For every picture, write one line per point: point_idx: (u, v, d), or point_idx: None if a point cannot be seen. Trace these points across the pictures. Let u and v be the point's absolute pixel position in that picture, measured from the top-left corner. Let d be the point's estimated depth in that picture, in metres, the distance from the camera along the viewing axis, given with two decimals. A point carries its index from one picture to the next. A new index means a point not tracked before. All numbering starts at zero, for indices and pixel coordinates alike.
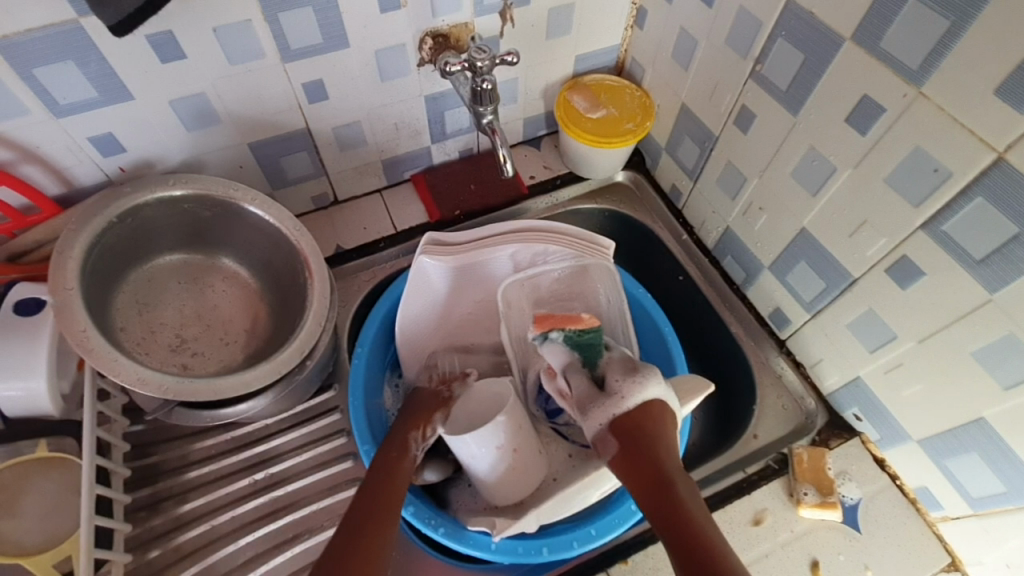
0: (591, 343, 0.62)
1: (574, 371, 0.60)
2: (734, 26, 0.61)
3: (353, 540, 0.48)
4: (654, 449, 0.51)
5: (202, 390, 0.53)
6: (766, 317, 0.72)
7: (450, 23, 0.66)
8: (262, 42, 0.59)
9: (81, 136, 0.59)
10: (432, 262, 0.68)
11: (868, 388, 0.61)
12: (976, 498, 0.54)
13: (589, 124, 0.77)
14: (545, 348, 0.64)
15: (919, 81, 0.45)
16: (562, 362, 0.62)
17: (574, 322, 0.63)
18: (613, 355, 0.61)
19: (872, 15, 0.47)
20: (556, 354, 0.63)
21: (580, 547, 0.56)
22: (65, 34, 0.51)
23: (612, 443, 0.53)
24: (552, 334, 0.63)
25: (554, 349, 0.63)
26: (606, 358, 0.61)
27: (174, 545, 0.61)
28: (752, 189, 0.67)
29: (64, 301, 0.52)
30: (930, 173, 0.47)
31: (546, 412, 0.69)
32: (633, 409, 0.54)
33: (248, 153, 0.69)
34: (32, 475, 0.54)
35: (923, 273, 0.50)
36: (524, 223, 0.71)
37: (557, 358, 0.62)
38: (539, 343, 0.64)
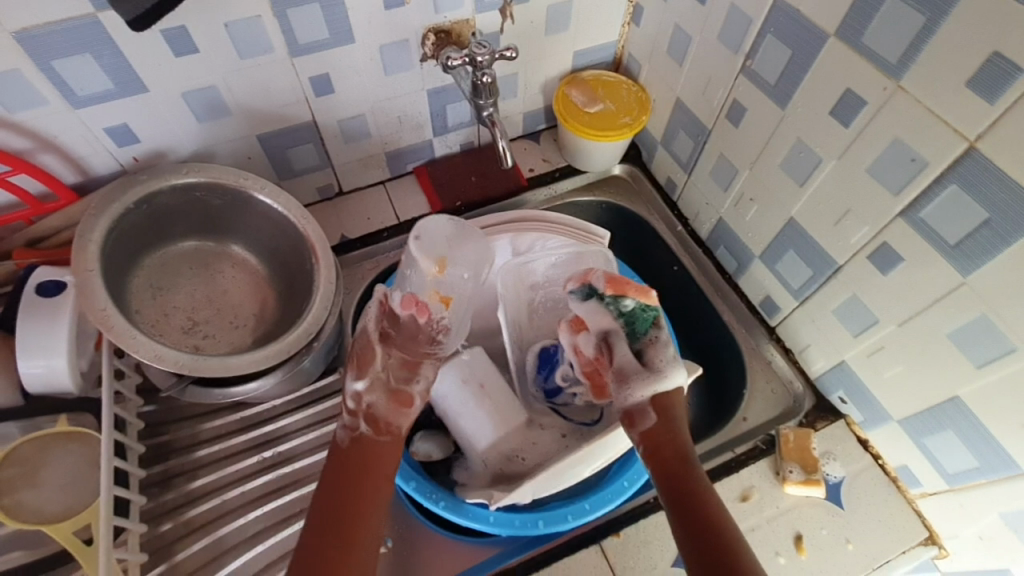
0: (643, 316, 0.61)
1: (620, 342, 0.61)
2: (726, 23, 0.63)
3: (333, 514, 0.53)
4: (677, 433, 0.56)
5: (214, 367, 0.56)
6: (757, 305, 0.75)
7: (452, 20, 0.69)
8: (271, 37, 0.61)
9: (98, 127, 0.62)
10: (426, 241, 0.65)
11: (854, 372, 0.63)
12: (952, 474, 0.57)
13: (587, 117, 0.80)
14: (586, 305, 0.63)
15: (898, 75, 0.47)
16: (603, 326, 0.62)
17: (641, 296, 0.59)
18: (659, 332, 0.61)
19: (854, 12, 0.49)
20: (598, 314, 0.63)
21: (574, 521, 0.59)
22: (84, 27, 0.53)
23: (651, 416, 0.57)
24: (614, 299, 0.61)
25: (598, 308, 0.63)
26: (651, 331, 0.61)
27: (185, 519, 0.63)
28: (743, 180, 0.69)
29: (85, 281, 0.55)
30: (909, 162, 0.49)
31: (545, 392, 0.72)
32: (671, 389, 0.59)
33: (256, 145, 0.72)
34: (52, 449, 0.57)
35: (902, 259, 0.53)
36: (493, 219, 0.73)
37: (597, 318, 0.62)
38: (579, 297, 0.64)
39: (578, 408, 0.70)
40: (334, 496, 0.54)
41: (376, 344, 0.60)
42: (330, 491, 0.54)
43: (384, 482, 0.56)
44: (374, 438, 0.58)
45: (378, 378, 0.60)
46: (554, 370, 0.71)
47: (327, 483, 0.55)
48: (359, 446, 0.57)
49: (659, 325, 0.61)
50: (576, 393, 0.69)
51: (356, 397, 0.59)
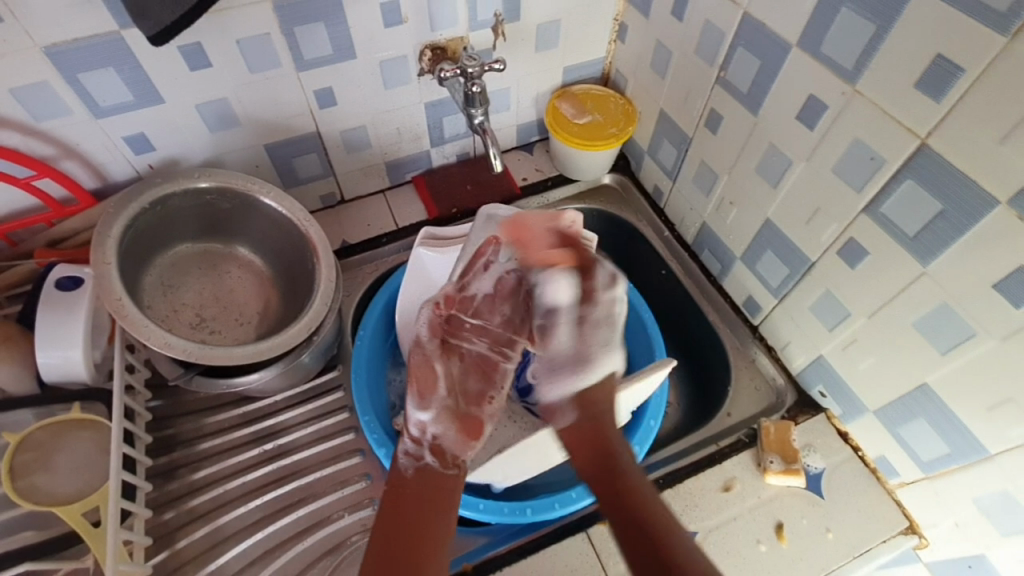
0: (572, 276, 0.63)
1: (561, 321, 0.61)
2: (702, 37, 0.67)
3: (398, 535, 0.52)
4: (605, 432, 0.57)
5: (219, 356, 0.59)
6: (740, 305, 0.78)
7: (447, 37, 0.74)
8: (279, 54, 0.66)
9: (118, 135, 0.66)
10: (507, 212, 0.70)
11: (831, 367, 0.66)
12: (927, 462, 0.59)
13: (576, 128, 0.84)
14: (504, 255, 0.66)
15: (854, 80, 0.51)
16: (553, 298, 0.61)
17: (558, 258, 0.62)
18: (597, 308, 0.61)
19: (814, 24, 0.53)
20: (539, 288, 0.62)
21: (561, 508, 0.61)
22: (109, 44, 0.58)
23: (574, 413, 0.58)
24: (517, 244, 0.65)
25: (557, 281, 0.61)
26: (586, 284, 0.62)
27: (188, 507, 0.66)
28: (723, 185, 0.73)
29: (102, 273, 0.59)
30: (868, 161, 0.53)
31: (518, 391, 0.76)
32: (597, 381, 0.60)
33: (264, 154, 0.76)
34: (63, 435, 0.60)
35: (868, 252, 0.56)
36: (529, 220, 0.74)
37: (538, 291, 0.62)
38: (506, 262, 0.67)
39: None
40: (391, 519, 0.53)
41: (435, 361, 0.63)
42: (387, 519, 0.53)
43: (449, 511, 0.55)
44: (441, 470, 0.58)
45: (440, 407, 0.61)
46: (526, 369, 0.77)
47: (385, 508, 0.54)
48: (424, 475, 0.57)
49: (591, 300, 0.61)
50: None
51: (418, 426, 0.60)
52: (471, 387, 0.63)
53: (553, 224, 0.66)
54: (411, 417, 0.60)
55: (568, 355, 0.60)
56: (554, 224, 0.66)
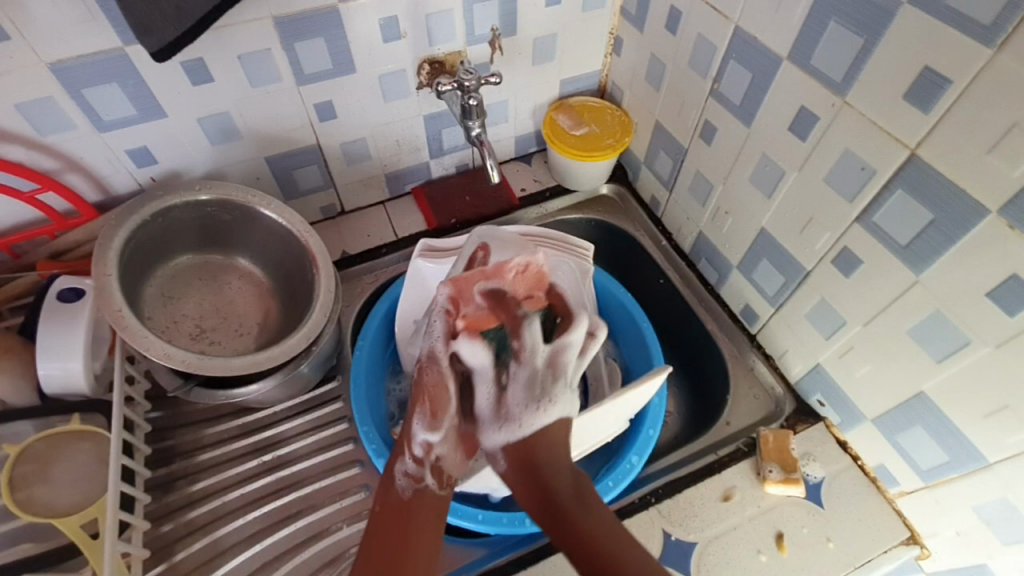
0: (497, 335, 0.59)
1: (482, 383, 0.59)
2: (695, 50, 0.68)
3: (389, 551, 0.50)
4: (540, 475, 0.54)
5: (218, 367, 0.59)
6: (738, 314, 0.78)
7: (445, 51, 0.75)
8: (280, 68, 0.67)
9: (120, 148, 0.67)
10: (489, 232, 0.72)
11: (828, 375, 0.66)
12: (926, 470, 0.59)
13: (573, 139, 0.85)
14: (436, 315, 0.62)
15: (844, 92, 0.52)
16: (472, 360, 0.59)
17: (474, 323, 0.59)
18: (527, 364, 0.58)
19: (803, 37, 0.54)
20: (458, 350, 0.59)
21: None
22: (112, 60, 0.59)
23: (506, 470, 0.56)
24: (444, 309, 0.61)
25: (465, 345, 0.58)
26: (516, 342, 0.59)
27: (186, 519, 0.66)
28: (718, 195, 0.74)
29: (103, 285, 0.59)
30: (859, 171, 0.53)
31: None
32: (528, 437, 0.56)
33: (265, 166, 0.77)
34: (63, 447, 0.60)
35: (862, 261, 0.56)
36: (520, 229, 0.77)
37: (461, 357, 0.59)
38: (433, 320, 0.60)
39: None
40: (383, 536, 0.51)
41: (448, 375, 0.58)
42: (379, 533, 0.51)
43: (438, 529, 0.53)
44: (439, 491, 0.56)
45: (449, 428, 0.57)
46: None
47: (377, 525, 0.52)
48: (425, 498, 0.55)
49: (521, 358, 0.58)
50: None
51: (424, 446, 0.56)
52: (464, 406, 0.60)
53: (487, 281, 0.62)
54: (417, 436, 0.56)
55: (489, 414, 0.58)
56: (485, 283, 0.62)
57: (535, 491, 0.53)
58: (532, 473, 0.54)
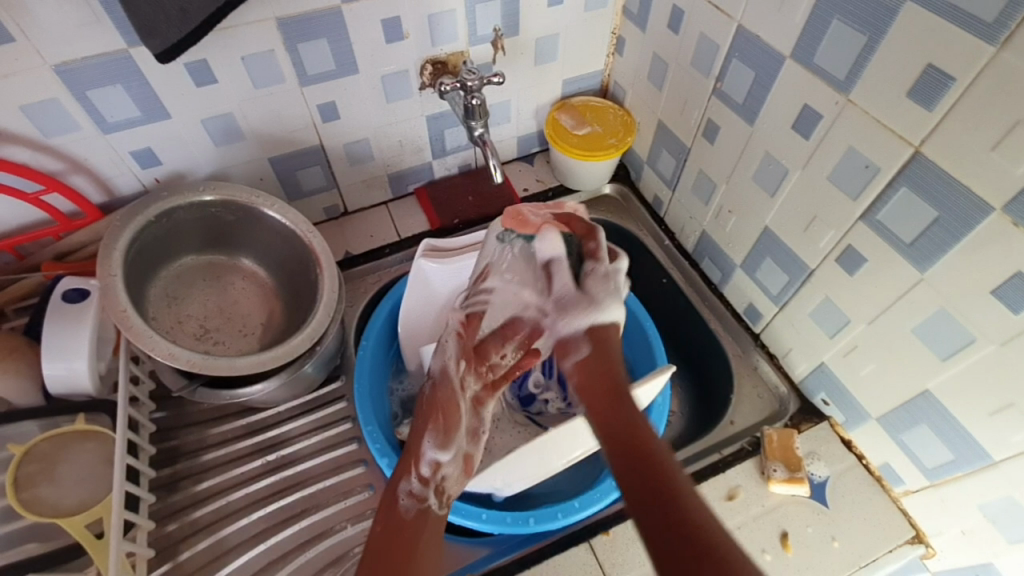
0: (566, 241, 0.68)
1: (561, 271, 0.66)
2: (697, 49, 0.68)
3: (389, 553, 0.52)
4: (607, 367, 0.58)
5: (222, 367, 0.59)
6: (741, 313, 0.78)
7: (448, 51, 0.75)
8: (284, 69, 0.68)
9: (125, 149, 0.68)
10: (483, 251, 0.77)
11: (833, 373, 0.66)
12: (931, 469, 0.58)
13: (575, 139, 0.85)
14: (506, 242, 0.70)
15: (847, 90, 0.52)
16: (547, 253, 0.67)
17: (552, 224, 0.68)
18: (598, 263, 0.65)
19: (806, 36, 0.54)
20: (540, 245, 0.67)
21: (564, 518, 0.61)
22: (117, 61, 0.60)
23: (584, 348, 0.61)
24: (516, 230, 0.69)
25: (546, 239, 0.67)
26: (590, 246, 0.66)
27: (190, 519, 0.66)
28: (721, 194, 0.74)
29: (108, 285, 0.59)
30: (863, 169, 0.53)
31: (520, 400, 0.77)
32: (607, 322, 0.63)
33: (268, 167, 0.78)
34: (68, 447, 0.60)
35: (866, 260, 0.56)
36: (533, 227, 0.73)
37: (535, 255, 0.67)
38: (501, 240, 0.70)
39: (550, 416, 0.76)
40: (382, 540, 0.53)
41: (459, 395, 0.65)
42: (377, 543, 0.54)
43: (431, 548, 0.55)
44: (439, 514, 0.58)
45: (457, 448, 0.62)
46: (527, 378, 0.78)
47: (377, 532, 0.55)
48: (429, 518, 0.57)
49: (593, 257, 0.65)
50: (548, 399, 0.77)
51: (431, 465, 0.60)
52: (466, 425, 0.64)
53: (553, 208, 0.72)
54: (426, 455, 0.60)
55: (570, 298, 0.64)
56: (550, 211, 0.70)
57: (602, 386, 0.56)
58: (586, 369, 0.59)
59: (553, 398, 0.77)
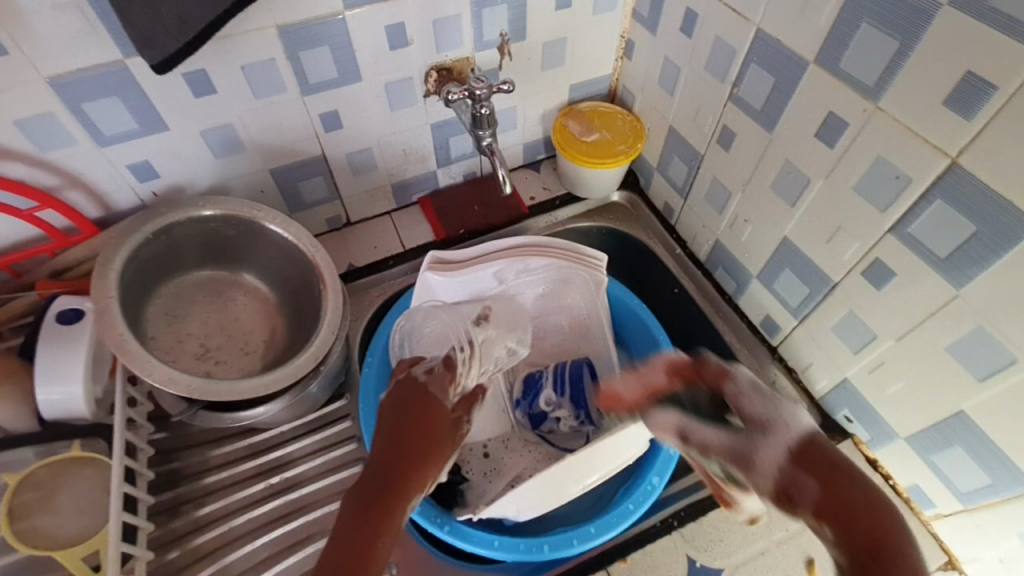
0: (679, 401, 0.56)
1: (703, 432, 0.52)
2: (712, 53, 0.66)
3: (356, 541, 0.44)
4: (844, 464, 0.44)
5: (224, 391, 0.57)
6: (758, 325, 0.75)
7: (453, 58, 0.73)
8: (285, 78, 0.65)
9: (122, 163, 0.66)
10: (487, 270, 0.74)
11: (857, 390, 0.63)
12: (966, 493, 0.56)
13: (585, 146, 0.83)
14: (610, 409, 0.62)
15: (876, 97, 0.50)
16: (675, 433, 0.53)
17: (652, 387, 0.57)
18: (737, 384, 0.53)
19: (831, 40, 0.52)
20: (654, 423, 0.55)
21: (580, 545, 0.59)
22: (112, 73, 0.57)
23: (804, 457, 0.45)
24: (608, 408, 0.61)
25: (657, 414, 0.55)
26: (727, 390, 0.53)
27: (192, 546, 0.64)
28: (737, 203, 0.71)
29: (104, 307, 0.57)
30: (893, 179, 0.51)
31: (530, 420, 0.74)
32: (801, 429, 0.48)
33: (269, 178, 0.75)
34: (65, 474, 0.58)
35: (895, 274, 0.54)
36: (516, 242, 0.75)
37: (662, 425, 0.54)
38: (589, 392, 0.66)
39: (562, 434, 0.74)
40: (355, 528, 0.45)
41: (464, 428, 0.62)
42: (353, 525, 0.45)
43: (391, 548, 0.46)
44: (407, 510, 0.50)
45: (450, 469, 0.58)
46: (538, 396, 0.75)
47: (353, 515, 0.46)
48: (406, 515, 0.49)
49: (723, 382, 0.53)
50: (559, 417, 0.74)
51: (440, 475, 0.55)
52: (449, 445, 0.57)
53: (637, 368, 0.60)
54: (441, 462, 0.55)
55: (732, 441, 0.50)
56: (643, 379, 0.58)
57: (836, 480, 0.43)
58: (829, 508, 0.41)
59: (564, 415, 0.74)
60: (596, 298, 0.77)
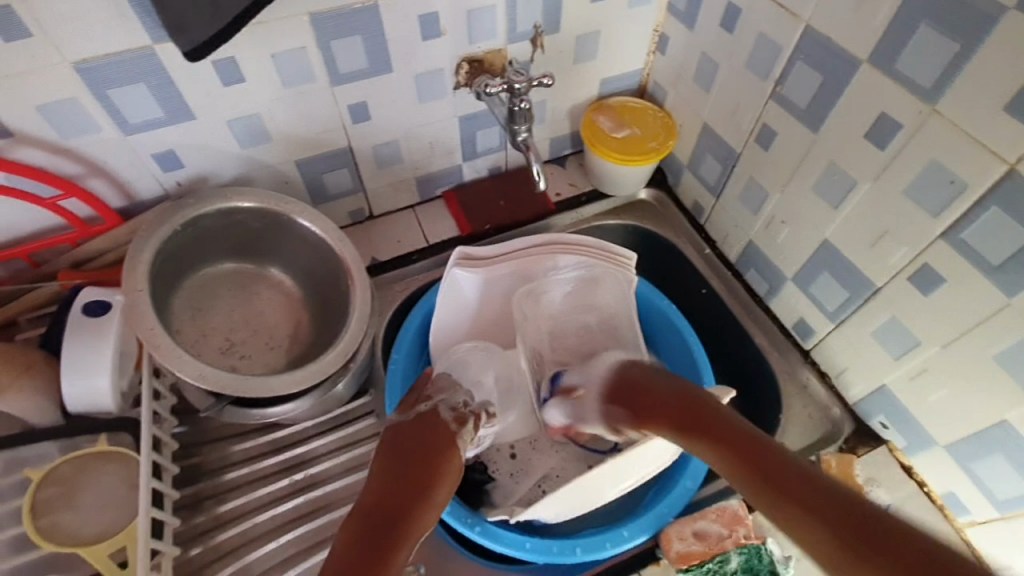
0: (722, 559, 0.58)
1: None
2: (755, 49, 0.64)
3: None
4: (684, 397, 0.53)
5: (256, 388, 0.56)
6: (790, 328, 0.74)
7: (486, 49, 0.71)
8: (315, 67, 0.64)
9: (147, 152, 0.64)
10: (505, 270, 0.74)
11: (895, 397, 0.63)
12: (1003, 501, 0.57)
13: (614, 142, 0.81)
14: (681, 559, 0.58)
15: (933, 99, 0.48)
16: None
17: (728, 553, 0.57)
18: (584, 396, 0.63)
19: (886, 39, 0.50)
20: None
21: (613, 548, 0.58)
22: (141, 58, 0.55)
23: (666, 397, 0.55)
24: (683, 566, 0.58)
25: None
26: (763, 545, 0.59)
27: (215, 543, 0.63)
28: (774, 203, 0.70)
29: (135, 301, 0.56)
30: (947, 184, 0.49)
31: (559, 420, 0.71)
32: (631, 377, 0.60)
33: (294, 169, 0.74)
34: (88, 470, 0.57)
35: (944, 280, 0.53)
36: (542, 239, 0.75)
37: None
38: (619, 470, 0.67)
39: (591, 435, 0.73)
40: None
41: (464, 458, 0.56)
42: None
43: None
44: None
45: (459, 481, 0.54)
46: None
47: None
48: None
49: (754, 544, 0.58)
50: None
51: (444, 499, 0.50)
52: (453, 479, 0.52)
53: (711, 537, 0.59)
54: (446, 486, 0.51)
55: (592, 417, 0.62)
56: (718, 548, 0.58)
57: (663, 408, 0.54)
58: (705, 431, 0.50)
59: (578, 430, 0.68)
60: (630, 296, 0.76)
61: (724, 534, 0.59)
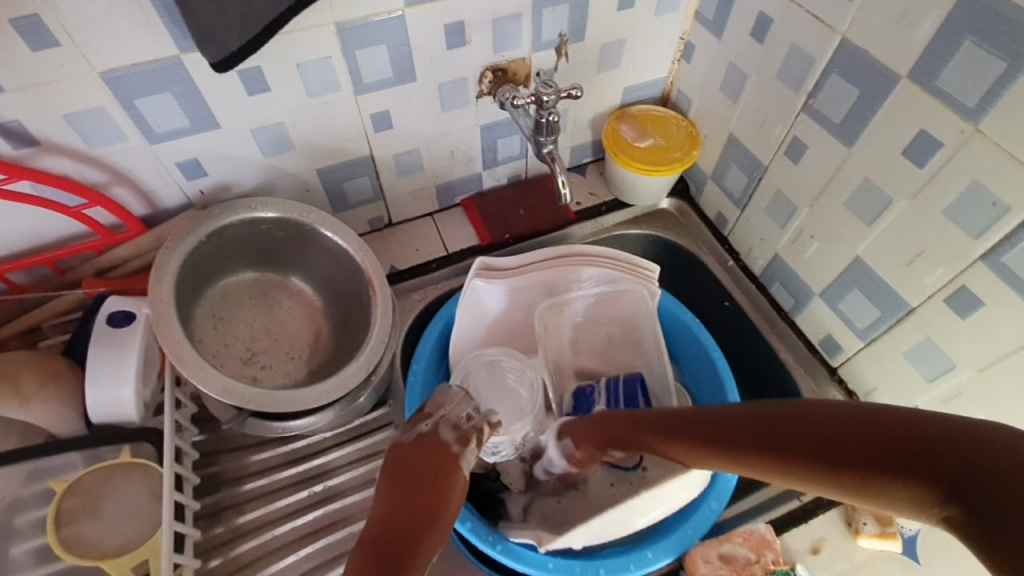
0: None
1: None
2: (786, 60, 0.63)
3: None
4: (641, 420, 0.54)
5: (279, 402, 0.56)
6: (816, 344, 0.73)
7: (510, 58, 0.70)
8: (339, 77, 0.63)
9: (171, 161, 0.64)
10: (524, 282, 0.74)
11: None
12: None
13: (638, 152, 0.80)
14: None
15: (976, 119, 0.47)
16: None
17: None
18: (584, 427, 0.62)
19: (928, 54, 0.49)
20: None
21: (637, 570, 0.57)
22: (167, 68, 0.55)
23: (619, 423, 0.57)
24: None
25: None
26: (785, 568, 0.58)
27: (235, 554, 0.63)
28: (803, 217, 0.68)
29: (161, 312, 0.56)
30: (989, 206, 0.48)
31: None
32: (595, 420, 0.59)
33: (316, 178, 0.73)
34: (113, 480, 0.57)
35: (983, 303, 0.51)
36: (562, 250, 0.74)
37: None
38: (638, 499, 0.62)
39: None
40: None
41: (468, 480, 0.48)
42: None
43: None
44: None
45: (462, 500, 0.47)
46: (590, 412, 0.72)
47: None
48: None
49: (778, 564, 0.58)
50: None
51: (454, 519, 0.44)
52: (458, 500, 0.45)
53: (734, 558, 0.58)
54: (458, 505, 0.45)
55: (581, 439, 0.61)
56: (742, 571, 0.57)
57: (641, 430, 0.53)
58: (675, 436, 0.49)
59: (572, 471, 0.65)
60: (654, 310, 0.74)
61: (752, 558, 0.59)
